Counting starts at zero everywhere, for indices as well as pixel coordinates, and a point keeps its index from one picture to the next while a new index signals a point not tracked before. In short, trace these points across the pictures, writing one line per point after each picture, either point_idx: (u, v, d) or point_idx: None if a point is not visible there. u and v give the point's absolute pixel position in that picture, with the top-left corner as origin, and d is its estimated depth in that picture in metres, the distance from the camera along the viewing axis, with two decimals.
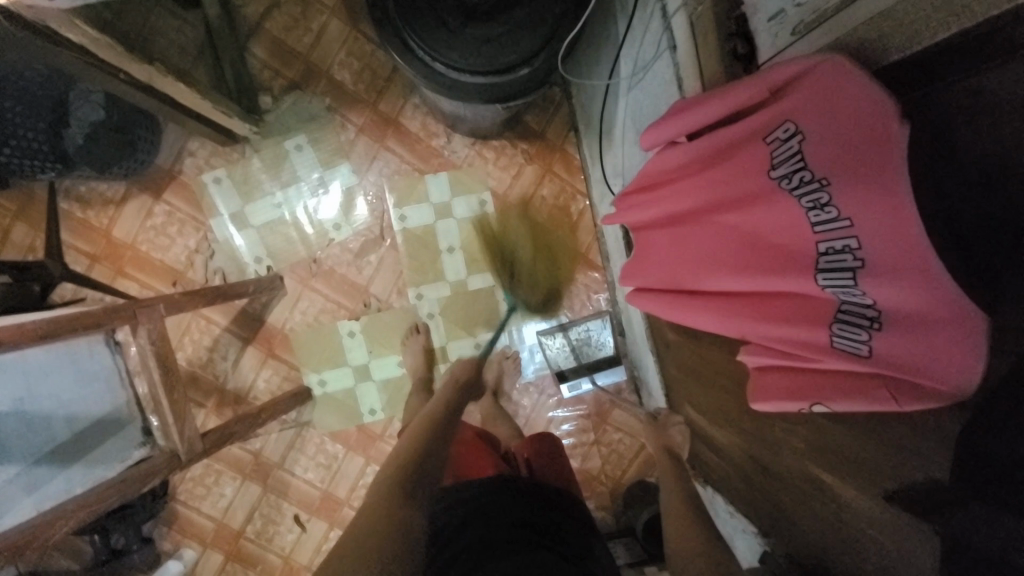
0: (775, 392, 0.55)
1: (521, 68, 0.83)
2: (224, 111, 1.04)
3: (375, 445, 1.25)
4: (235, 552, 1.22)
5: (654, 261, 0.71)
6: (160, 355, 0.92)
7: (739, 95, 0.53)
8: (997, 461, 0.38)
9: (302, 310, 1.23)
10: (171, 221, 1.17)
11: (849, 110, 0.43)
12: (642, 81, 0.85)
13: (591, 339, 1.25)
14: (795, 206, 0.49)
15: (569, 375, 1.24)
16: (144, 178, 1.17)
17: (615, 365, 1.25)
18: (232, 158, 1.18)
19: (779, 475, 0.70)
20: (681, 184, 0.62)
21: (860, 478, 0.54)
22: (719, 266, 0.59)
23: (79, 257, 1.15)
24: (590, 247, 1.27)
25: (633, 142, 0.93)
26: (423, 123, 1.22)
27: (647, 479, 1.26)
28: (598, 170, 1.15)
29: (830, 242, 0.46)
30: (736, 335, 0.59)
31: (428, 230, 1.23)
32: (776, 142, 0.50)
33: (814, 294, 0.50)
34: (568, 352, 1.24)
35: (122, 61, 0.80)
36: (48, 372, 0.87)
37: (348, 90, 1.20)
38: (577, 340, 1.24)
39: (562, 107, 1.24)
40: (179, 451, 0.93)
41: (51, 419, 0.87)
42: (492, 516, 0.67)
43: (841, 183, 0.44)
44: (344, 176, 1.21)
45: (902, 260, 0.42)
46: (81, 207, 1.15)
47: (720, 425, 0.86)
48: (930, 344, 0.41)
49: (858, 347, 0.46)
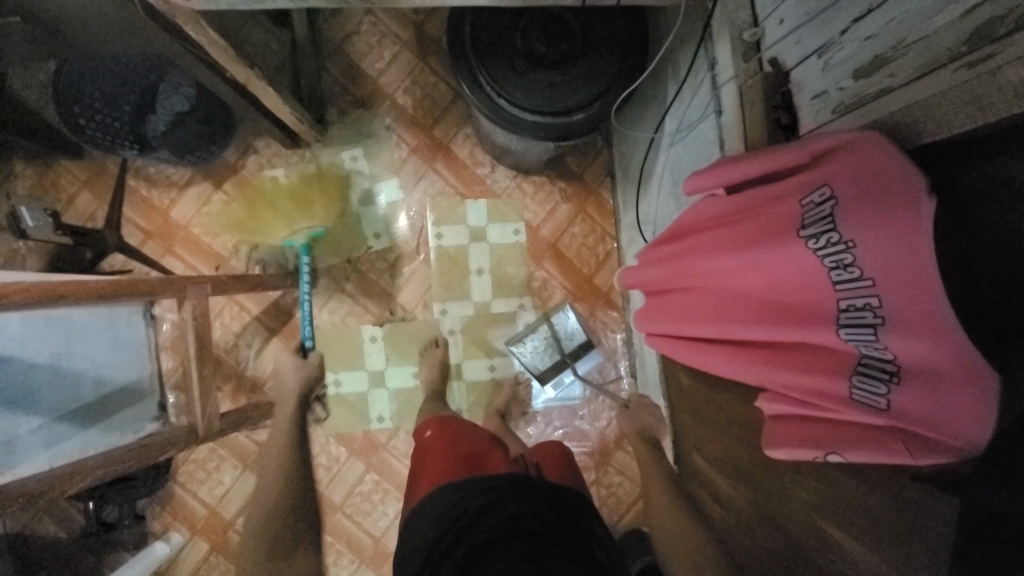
0: (793, 440, 0.58)
1: (576, 113, 0.92)
2: (298, 118, 1.13)
3: (377, 453, 1.26)
4: (222, 543, 1.21)
5: (679, 304, 0.76)
6: (199, 330, 0.97)
7: (780, 160, 0.59)
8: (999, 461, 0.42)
9: (331, 309, 1.27)
10: (225, 211, 1.25)
11: (880, 182, 0.48)
12: (685, 139, 0.92)
13: (559, 334, 1.23)
14: (821, 264, 0.54)
15: (549, 374, 1.22)
16: (210, 168, 1.25)
17: (590, 352, 1.24)
18: (292, 160, 1.27)
19: (786, 528, 0.71)
20: (713, 235, 0.68)
21: (870, 533, 0.56)
22: (744, 314, 0.64)
23: (135, 231, 1.22)
24: (613, 288, 1.32)
25: (670, 193, 0.99)
26: (471, 151, 1.31)
27: (643, 526, 1.25)
28: (631, 215, 1.22)
29: (854, 298, 0.51)
30: (756, 382, 0.63)
31: (461, 250, 1.30)
32: (810, 204, 0.54)
33: (837, 347, 0.54)
34: (542, 352, 1.23)
35: (228, 63, 0.91)
36: (88, 333, 0.94)
37: (408, 113, 1.30)
38: (552, 334, 1.23)
39: (602, 155, 1.33)
40: (198, 427, 0.95)
41: (82, 378, 0.92)
42: (495, 513, 0.64)
43: (868, 246, 0.49)
44: (390, 190, 1.29)
45: (922, 321, 0.46)
46: (147, 186, 1.23)
47: (729, 475, 0.87)
48: (944, 400, 0.44)
49: (876, 400, 0.49)
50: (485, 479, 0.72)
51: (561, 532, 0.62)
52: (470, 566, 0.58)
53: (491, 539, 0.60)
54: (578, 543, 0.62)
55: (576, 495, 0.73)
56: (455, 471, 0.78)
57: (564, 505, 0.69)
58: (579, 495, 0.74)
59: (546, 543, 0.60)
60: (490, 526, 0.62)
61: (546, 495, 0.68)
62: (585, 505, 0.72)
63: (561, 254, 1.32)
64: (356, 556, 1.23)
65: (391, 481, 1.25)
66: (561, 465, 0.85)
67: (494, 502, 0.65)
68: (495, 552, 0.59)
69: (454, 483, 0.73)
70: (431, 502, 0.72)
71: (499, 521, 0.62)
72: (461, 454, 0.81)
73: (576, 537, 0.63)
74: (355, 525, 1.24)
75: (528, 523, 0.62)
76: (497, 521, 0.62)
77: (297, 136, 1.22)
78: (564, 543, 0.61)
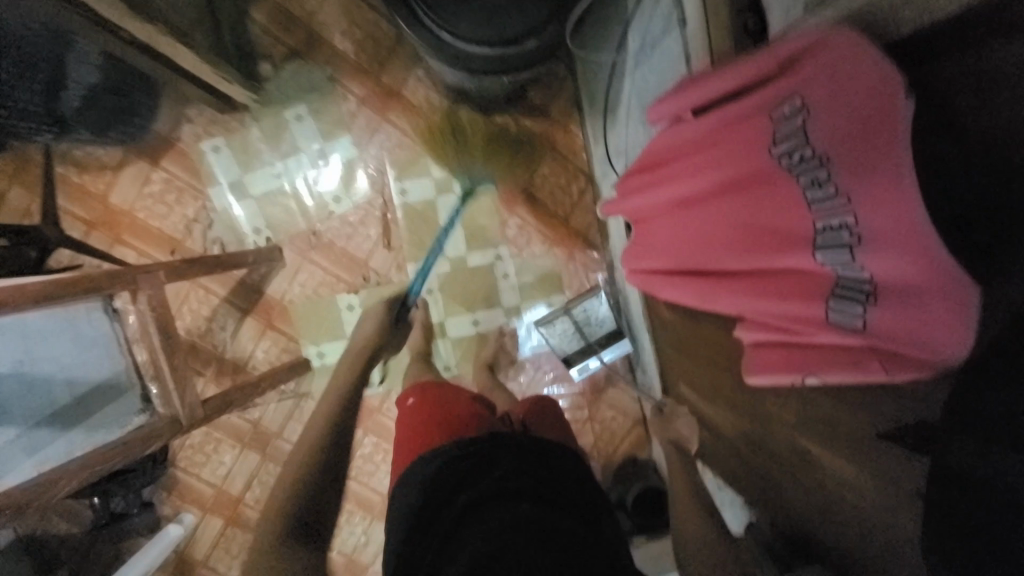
0: (772, 366, 0.57)
1: (528, 39, 0.82)
2: (223, 76, 1.02)
3: (372, 417, 1.27)
4: (234, 517, 1.25)
5: (655, 239, 0.72)
6: (161, 321, 0.92)
7: (749, 69, 0.53)
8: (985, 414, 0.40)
9: (301, 282, 1.22)
10: (169, 189, 1.16)
11: (853, 85, 0.44)
12: (649, 58, 0.85)
13: (591, 317, 1.19)
14: (797, 183, 0.50)
15: (575, 358, 1.21)
16: (143, 144, 1.15)
17: (620, 339, 1.21)
18: (231, 126, 1.17)
19: (769, 449, 0.73)
20: (682, 162, 0.63)
21: (847, 447, 0.56)
22: (720, 244, 0.61)
23: (76, 222, 1.13)
24: (590, 227, 1.27)
25: (638, 119, 0.93)
26: (425, 95, 1.21)
27: (638, 455, 1.29)
28: (600, 148, 1.15)
29: (830, 217, 0.48)
30: (734, 312, 0.61)
31: (428, 204, 1.23)
32: (781, 118, 0.50)
33: (813, 270, 0.52)
34: (572, 334, 1.20)
35: (123, 20, 0.80)
36: (50, 335, 0.87)
37: (350, 59, 1.18)
38: (579, 320, 1.19)
39: (566, 85, 1.24)
40: (179, 416, 0.94)
41: (52, 382, 0.87)
42: (488, 473, 0.63)
43: (843, 158, 0.45)
44: (344, 148, 1.20)
45: (901, 235, 0.43)
46: (78, 171, 1.14)
47: (713, 401, 0.89)
48: (922, 315, 0.42)
49: (853, 322, 0.47)
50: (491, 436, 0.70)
51: (549, 489, 0.63)
52: (458, 530, 0.57)
53: (479, 500, 0.59)
54: (567, 498, 0.63)
55: (570, 456, 0.72)
56: (438, 442, 0.76)
57: (553, 462, 0.69)
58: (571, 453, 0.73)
59: (541, 503, 0.60)
60: (488, 481, 0.62)
61: (538, 455, 0.68)
62: (574, 460, 0.73)
63: (533, 197, 1.26)
64: (366, 513, 1.28)
65: (389, 442, 1.28)
66: (548, 422, 0.84)
67: (490, 460, 0.65)
68: (483, 515, 0.58)
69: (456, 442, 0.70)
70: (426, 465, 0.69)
71: (492, 480, 0.62)
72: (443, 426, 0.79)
73: (573, 498, 0.64)
74: (361, 486, 1.27)
75: (517, 481, 0.62)
76: (491, 479, 0.62)
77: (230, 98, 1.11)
78: (550, 499, 0.61)
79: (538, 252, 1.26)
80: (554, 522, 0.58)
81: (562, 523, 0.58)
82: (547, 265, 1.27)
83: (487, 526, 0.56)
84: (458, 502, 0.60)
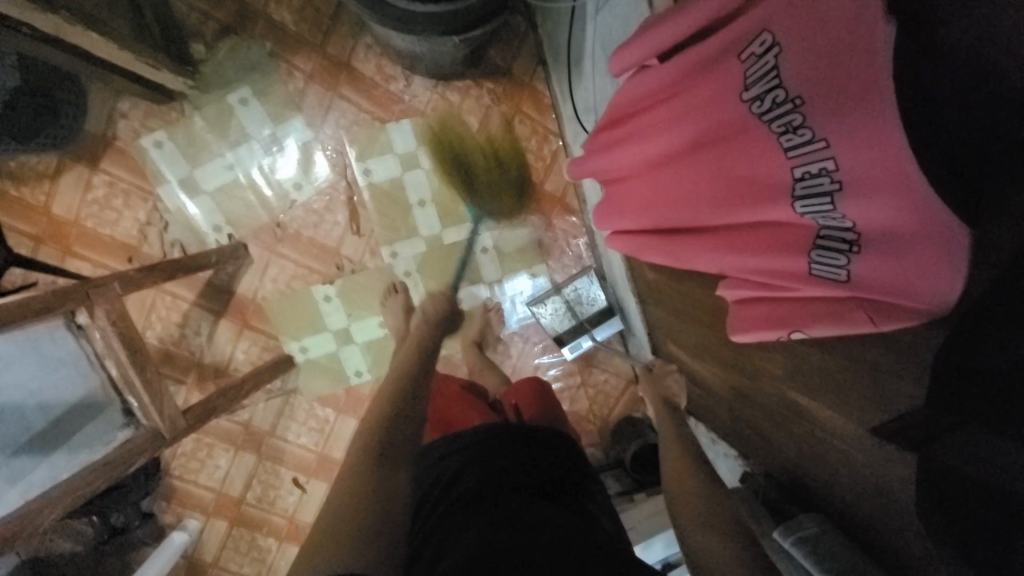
0: (757, 324, 0.56)
1: None
2: (150, 64, 0.92)
3: (364, 406, 1.25)
4: (239, 517, 1.25)
5: (628, 201, 0.69)
6: (125, 335, 0.88)
7: (715, 6, 0.49)
8: (979, 367, 0.36)
9: (273, 278, 1.18)
10: (115, 193, 1.09)
11: (826, 14, 0.40)
12: (610, 2, 0.78)
13: (582, 297, 1.19)
14: (771, 130, 0.47)
15: (566, 337, 1.19)
16: (78, 147, 1.06)
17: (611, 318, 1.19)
18: (171, 118, 1.08)
19: (759, 403, 0.72)
20: (650, 116, 0.59)
21: (835, 399, 0.55)
22: (695, 202, 0.58)
23: (19, 239, 1.06)
24: (566, 191, 1.23)
25: (603, 72, 0.87)
26: (378, 65, 1.13)
27: (634, 414, 1.30)
28: (568, 107, 1.09)
29: (808, 165, 0.45)
30: (716, 271, 0.59)
31: (395, 183, 1.17)
32: (751, 59, 0.47)
33: (793, 221, 0.49)
34: (564, 312, 1.18)
35: (20, 11, 0.71)
36: (10, 362, 0.80)
37: (290, 32, 1.09)
38: (570, 299, 1.18)
39: (527, 41, 1.16)
40: (161, 430, 0.92)
41: (22, 409, 0.82)
42: (477, 468, 0.62)
43: (818, 98, 0.42)
44: (298, 132, 1.12)
45: (882, 178, 0.40)
46: (12, 184, 1.05)
47: (702, 359, 0.87)
48: (906, 263, 0.40)
49: (836, 273, 0.45)
50: (481, 430, 0.69)
51: (547, 483, 0.62)
52: (449, 521, 0.55)
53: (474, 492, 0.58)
54: (567, 494, 0.62)
55: (564, 445, 0.72)
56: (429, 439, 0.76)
57: (545, 450, 0.68)
58: (568, 443, 0.73)
59: (532, 494, 0.58)
60: (476, 477, 0.60)
61: (526, 443, 0.67)
62: (568, 449, 0.72)
63: None
64: None
65: None
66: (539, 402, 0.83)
67: (480, 455, 0.64)
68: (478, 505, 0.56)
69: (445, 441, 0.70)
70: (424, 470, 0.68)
71: (481, 476, 0.60)
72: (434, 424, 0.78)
73: (565, 489, 0.63)
74: None
75: (513, 475, 0.60)
76: (480, 475, 0.60)
77: (164, 87, 1.03)
78: (547, 492, 0.60)
79: (515, 223, 1.22)
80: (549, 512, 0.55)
81: (562, 517, 0.55)
82: (526, 235, 1.23)
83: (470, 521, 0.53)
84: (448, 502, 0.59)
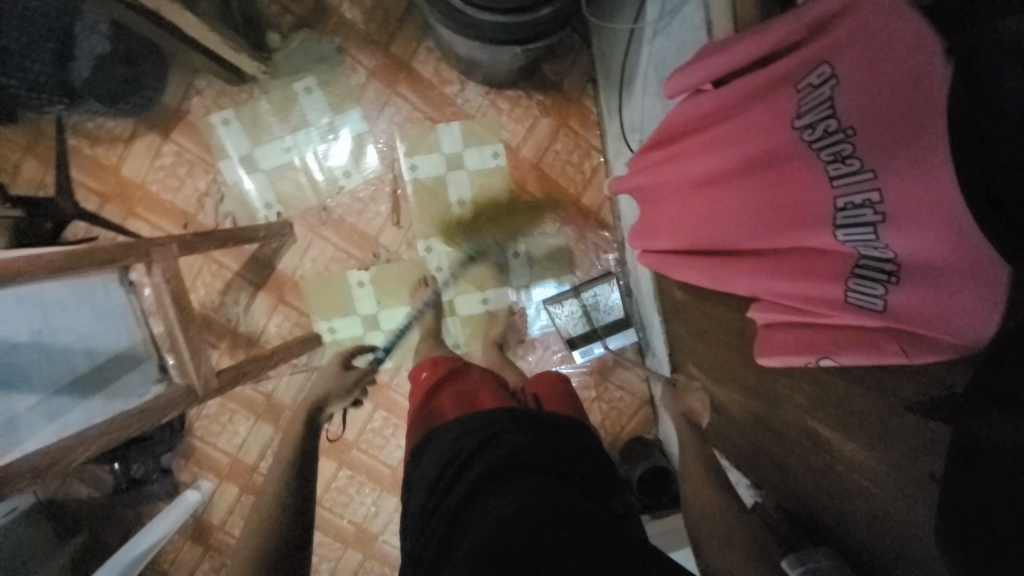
0: (787, 348, 0.57)
1: (543, 7, 0.80)
2: (231, 46, 1.00)
3: (382, 392, 1.28)
4: (250, 485, 1.29)
5: (669, 217, 0.72)
6: (175, 293, 0.93)
7: (774, 36, 0.51)
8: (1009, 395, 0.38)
9: (313, 258, 1.23)
10: (181, 162, 1.16)
11: (886, 51, 0.42)
12: (668, 27, 0.82)
13: (600, 304, 1.19)
14: (819, 158, 0.49)
15: (579, 342, 1.20)
16: (153, 116, 1.14)
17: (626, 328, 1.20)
18: (240, 99, 1.16)
19: (778, 431, 0.73)
20: (700, 137, 0.62)
21: (858, 431, 0.56)
22: (736, 223, 0.60)
23: (89, 195, 1.14)
24: (602, 206, 1.26)
25: (654, 92, 0.90)
26: (436, 68, 1.19)
27: (645, 435, 1.30)
28: (615, 124, 1.12)
29: (853, 195, 0.46)
30: (750, 293, 0.61)
31: (439, 181, 1.22)
32: (807, 89, 0.49)
33: (833, 248, 0.50)
34: (580, 315, 1.19)
35: None
36: (67, 306, 0.86)
37: (359, 30, 1.16)
38: (587, 303, 1.19)
39: (581, 58, 1.20)
40: (195, 386, 0.96)
41: (70, 352, 0.86)
42: (495, 446, 0.63)
43: (871, 131, 0.44)
44: (354, 122, 1.18)
45: (927, 213, 0.41)
46: (90, 144, 1.14)
47: (723, 383, 0.88)
48: (945, 297, 0.41)
49: (873, 302, 0.47)
50: (504, 410, 0.70)
51: (564, 464, 0.62)
52: (469, 498, 0.58)
53: (489, 475, 0.59)
54: (583, 478, 0.62)
55: (579, 429, 0.72)
56: (445, 416, 0.78)
57: (564, 434, 0.68)
58: (584, 429, 0.73)
59: (550, 475, 0.59)
60: (493, 456, 0.61)
61: (548, 425, 0.68)
62: (584, 433, 0.72)
63: (545, 174, 1.24)
64: (376, 485, 1.30)
65: (399, 416, 1.30)
66: (562, 398, 0.84)
67: (498, 432, 0.65)
68: (495, 490, 0.58)
69: (464, 419, 0.71)
70: (439, 444, 0.71)
71: (499, 453, 0.62)
72: (447, 399, 0.81)
73: (586, 471, 0.64)
74: (372, 458, 1.30)
75: (528, 454, 0.61)
76: (498, 452, 0.62)
77: (239, 70, 1.10)
78: (563, 473, 0.61)
79: (549, 233, 1.25)
80: (567, 493, 0.57)
81: (575, 498, 0.56)
82: (560, 246, 1.25)
83: (492, 502, 0.56)
84: (466, 477, 0.61)
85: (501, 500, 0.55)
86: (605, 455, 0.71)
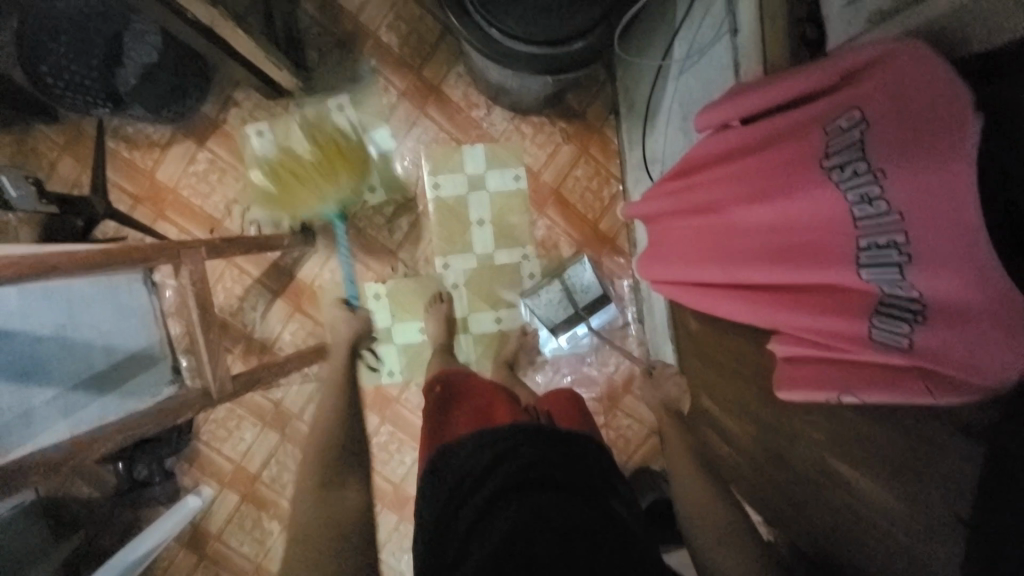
0: (807, 383, 0.57)
1: (576, 41, 0.84)
2: (274, 63, 1.04)
3: (390, 406, 1.28)
4: (251, 494, 1.27)
5: (687, 245, 0.73)
6: (200, 295, 0.94)
7: (807, 80, 0.54)
8: None
9: (332, 269, 1.25)
10: (213, 169, 1.20)
11: (917, 101, 0.44)
12: (695, 66, 0.85)
13: (575, 285, 1.20)
14: (844, 198, 0.50)
15: (562, 327, 1.20)
16: (190, 124, 1.19)
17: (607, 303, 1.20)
18: (275, 112, 1.20)
19: (793, 467, 0.72)
20: (725, 170, 0.64)
21: (881, 471, 0.55)
22: (755, 255, 0.61)
23: (123, 196, 1.18)
24: (618, 233, 1.27)
25: (678, 127, 0.93)
26: (464, 92, 1.23)
27: (652, 465, 1.28)
28: (636, 155, 1.15)
29: (878, 235, 0.47)
30: (767, 325, 0.61)
31: (460, 200, 1.25)
32: (835, 131, 0.51)
33: (856, 286, 0.51)
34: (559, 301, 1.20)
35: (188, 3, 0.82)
36: (90, 303, 0.89)
37: (394, 53, 1.21)
38: (566, 287, 1.20)
39: (605, 90, 1.24)
40: (210, 390, 0.95)
41: (90, 348, 0.88)
42: (511, 460, 0.63)
43: (897, 175, 0.45)
44: (382, 140, 1.22)
45: (954, 256, 0.42)
46: (127, 147, 1.18)
47: (736, 415, 0.87)
48: (971, 339, 0.42)
49: (897, 340, 0.47)
50: (519, 423, 0.70)
51: (578, 480, 0.62)
52: (485, 514, 0.57)
53: (503, 488, 0.59)
54: (599, 495, 0.62)
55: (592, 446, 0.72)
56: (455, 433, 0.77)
57: (576, 451, 0.68)
58: (596, 445, 0.73)
59: (565, 493, 0.59)
60: (509, 471, 0.61)
61: (562, 442, 0.68)
62: (597, 449, 0.72)
63: (564, 199, 1.26)
64: (378, 501, 1.29)
65: (406, 432, 1.29)
66: (575, 415, 0.83)
67: (513, 447, 0.65)
68: (509, 503, 0.57)
69: (478, 432, 0.71)
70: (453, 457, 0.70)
71: (514, 468, 0.61)
72: (456, 411, 0.81)
73: (602, 488, 0.63)
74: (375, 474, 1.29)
75: (543, 471, 0.61)
76: (513, 467, 0.61)
77: (277, 85, 1.15)
78: (579, 490, 0.60)
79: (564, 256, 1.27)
80: (582, 512, 0.56)
81: (590, 516, 0.56)
82: None
83: (506, 517, 0.55)
84: (480, 492, 0.60)
85: (518, 514, 0.55)
86: (618, 473, 0.70)
